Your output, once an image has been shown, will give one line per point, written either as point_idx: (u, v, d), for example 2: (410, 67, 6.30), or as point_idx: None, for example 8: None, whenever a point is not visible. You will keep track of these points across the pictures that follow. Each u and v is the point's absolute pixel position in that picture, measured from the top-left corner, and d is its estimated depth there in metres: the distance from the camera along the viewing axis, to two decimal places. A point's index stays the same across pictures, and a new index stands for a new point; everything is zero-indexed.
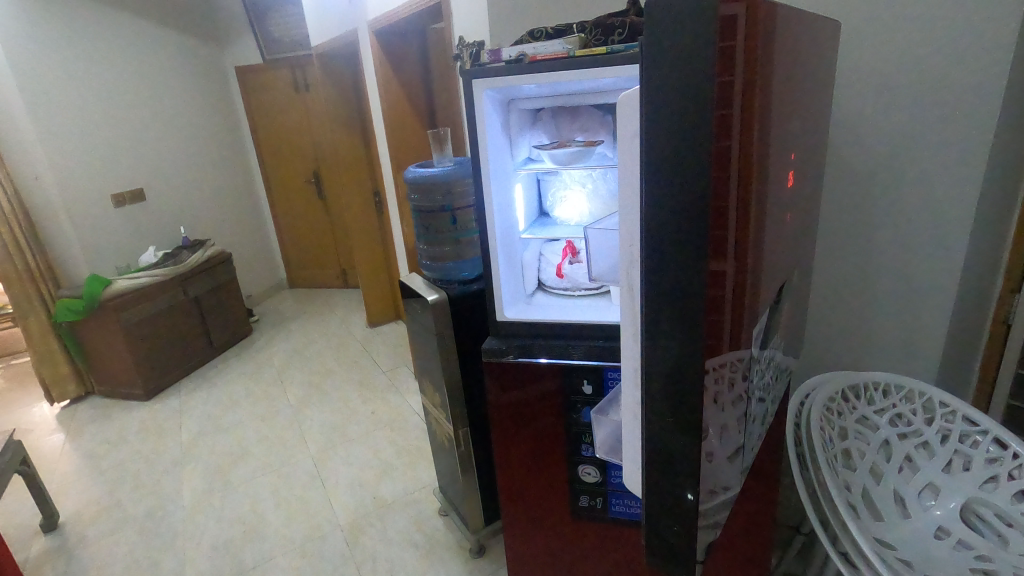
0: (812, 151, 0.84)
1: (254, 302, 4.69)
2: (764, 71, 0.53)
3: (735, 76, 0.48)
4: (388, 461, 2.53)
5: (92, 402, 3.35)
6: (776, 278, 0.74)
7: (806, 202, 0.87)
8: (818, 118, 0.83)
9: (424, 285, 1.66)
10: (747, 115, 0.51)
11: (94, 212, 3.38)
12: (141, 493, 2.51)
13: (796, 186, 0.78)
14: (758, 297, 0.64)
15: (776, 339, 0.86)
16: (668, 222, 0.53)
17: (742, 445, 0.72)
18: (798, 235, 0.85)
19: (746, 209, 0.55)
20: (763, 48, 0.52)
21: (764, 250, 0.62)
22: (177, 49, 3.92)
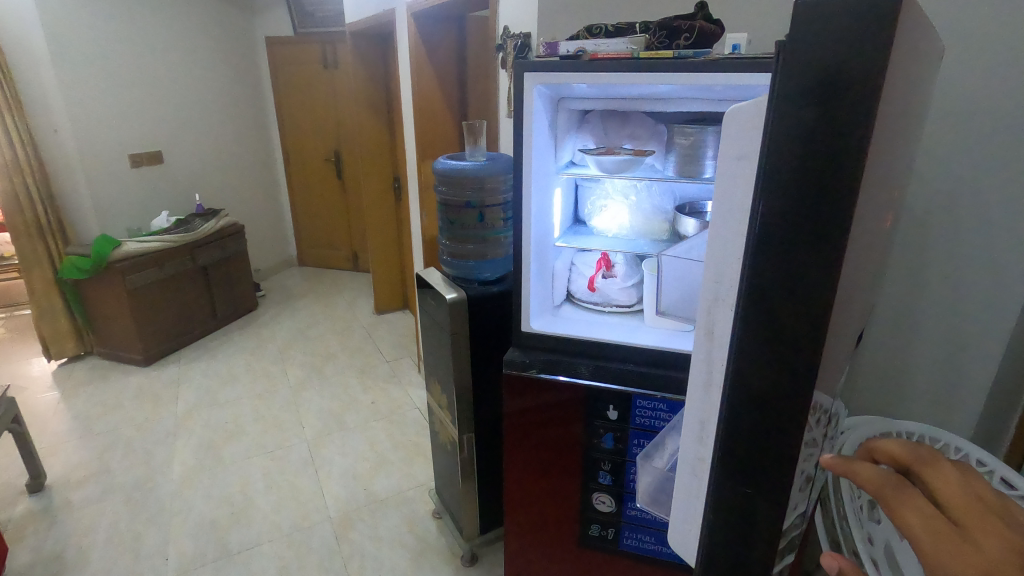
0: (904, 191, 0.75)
1: (262, 277, 4.64)
2: (899, 107, 0.51)
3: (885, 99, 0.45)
4: (384, 455, 2.47)
5: (91, 362, 3.31)
6: (855, 329, 0.66)
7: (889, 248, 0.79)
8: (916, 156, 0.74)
9: (443, 283, 1.59)
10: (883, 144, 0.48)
11: (110, 171, 3.32)
12: (132, 461, 2.46)
13: (887, 231, 0.69)
14: (849, 337, 0.63)
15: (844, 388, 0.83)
16: (781, 251, 0.50)
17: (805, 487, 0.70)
18: (877, 282, 0.77)
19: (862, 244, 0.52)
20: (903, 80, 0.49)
21: (863, 289, 0.60)
22: (208, 13, 3.86)
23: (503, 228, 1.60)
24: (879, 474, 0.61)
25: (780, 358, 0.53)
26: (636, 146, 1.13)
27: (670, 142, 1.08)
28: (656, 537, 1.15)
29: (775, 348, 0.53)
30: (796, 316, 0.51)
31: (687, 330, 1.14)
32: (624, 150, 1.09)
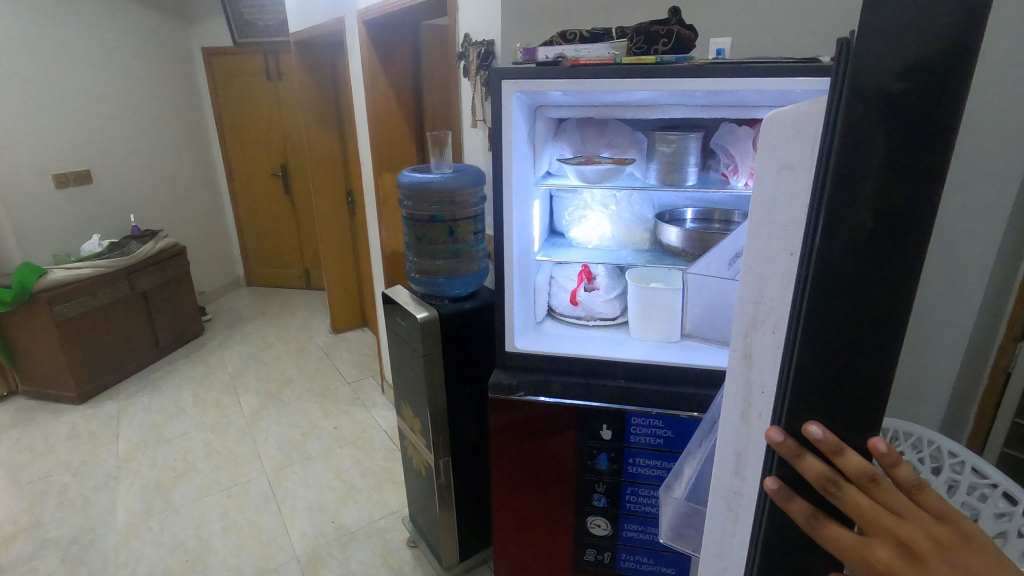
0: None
1: (206, 300, 4.38)
2: None
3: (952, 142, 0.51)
4: (351, 483, 2.34)
5: (15, 403, 3.01)
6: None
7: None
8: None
9: (411, 301, 1.52)
10: None
11: (31, 193, 3.04)
12: (67, 511, 2.23)
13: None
14: None
15: None
16: (847, 277, 0.57)
17: None
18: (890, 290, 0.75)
19: None
20: None
21: None
22: (136, 22, 3.61)
23: (473, 241, 1.55)
24: (816, 475, 0.61)
25: (837, 365, 0.60)
26: (615, 155, 1.09)
27: (651, 151, 1.05)
28: (654, 557, 1.14)
29: (837, 356, 0.59)
30: (858, 325, 0.58)
31: (674, 341, 1.13)
32: (605, 159, 1.05)
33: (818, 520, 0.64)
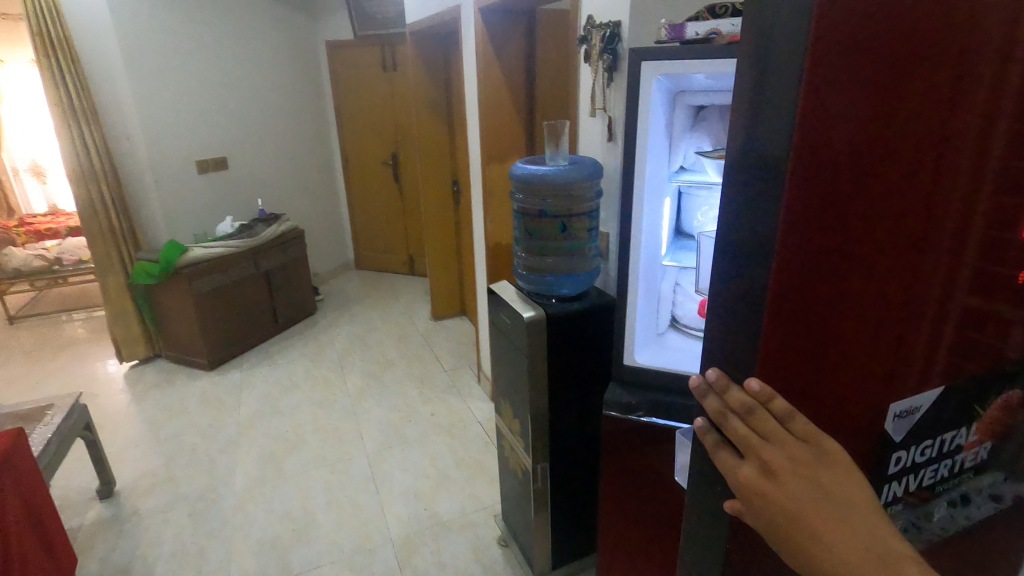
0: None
1: (320, 280, 4.67)
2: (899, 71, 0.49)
3: (832, 69, 0.47)
4: (445, 472, 2.36)
5: (158, 365, 3.38)
6: (861, 314, 0.57)
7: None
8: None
9: (516, 298, 1.46)
10: (849, 112, 0.48)
11: (179, 178, 3.36)
12: (195, 469, 2.45)
13: (990, 225, 0.59)
14: (892, 322, 0.59)
15: (994, 413, 0.73)
16: (745, 216, 0.53)
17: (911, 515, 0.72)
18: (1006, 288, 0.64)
19: (840, 211, 0.52)
20: (889, 42, 0.47)
21: (899, 269, 0.56)
22: (271, 18, 3.87)
23: (586, 238, 1.44)
24: (709, 409, 0.58)
25: (742, 314, 0.55)
26: None
27: None
28: None
29: (737, 299, 0.56)
30: (757, 268, 0.53)
31: None
32: None
33: (716, 450, 0.59)
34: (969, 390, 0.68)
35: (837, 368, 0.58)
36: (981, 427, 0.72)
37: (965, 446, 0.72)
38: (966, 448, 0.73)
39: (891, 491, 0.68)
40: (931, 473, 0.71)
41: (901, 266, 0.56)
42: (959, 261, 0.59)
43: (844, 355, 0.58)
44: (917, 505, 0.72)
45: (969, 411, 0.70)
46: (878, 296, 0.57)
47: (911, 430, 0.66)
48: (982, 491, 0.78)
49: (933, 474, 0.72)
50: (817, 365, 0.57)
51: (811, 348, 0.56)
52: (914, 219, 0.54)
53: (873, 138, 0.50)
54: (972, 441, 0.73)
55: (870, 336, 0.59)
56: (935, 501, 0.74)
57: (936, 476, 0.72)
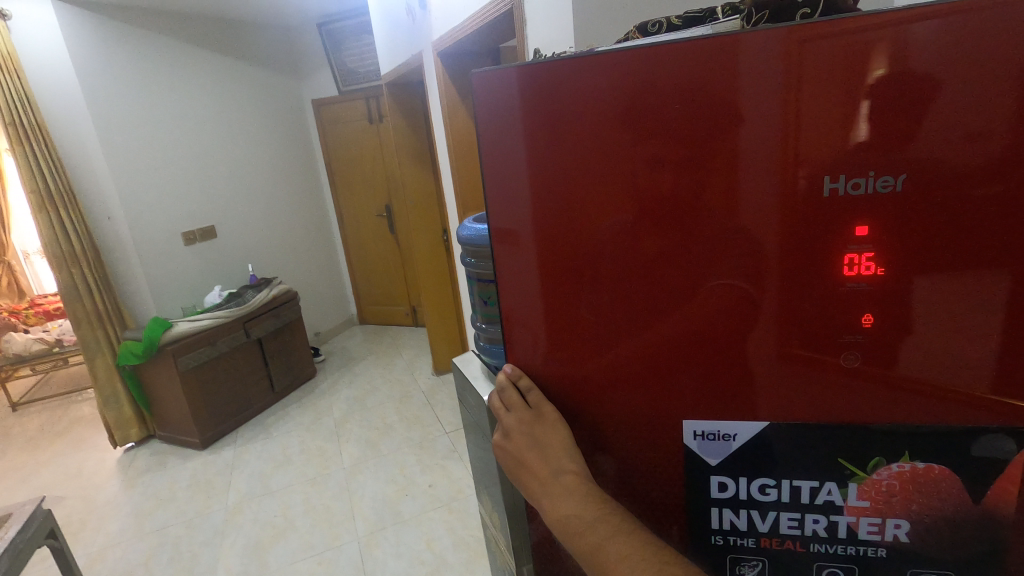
0: (877, 213, 0.48)
1: (322, 341, 4.52)
2: (555, 142, 0.54)
3: (496, 146, 0.56)
4: (442, 557, 2.12)
5: (151, 447, 3.24)
6: (590, 346, 0.61)
7: (872, 301, 0.51)
8: (895, 160, 0.46)
9: (483, 378, 1.22)
10: (516, 176, 0.56)
11: (165, 252, 3.29)
12: (176, 568, 2.25)
13: (742, 279, 0.54)
14: (633, 360, 0.60)
15: (904, 485, 0.56)
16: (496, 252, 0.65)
17: (755, 554, 0.64)
18: (816, 346, 0.54)
19: (535, 253, 0.59)
20: (537, 122, 0.54)
21: (615, 310, 0.58)
22: (253, 84, 3.88)
23: None
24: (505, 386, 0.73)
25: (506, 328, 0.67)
26: None
27: None
28: None
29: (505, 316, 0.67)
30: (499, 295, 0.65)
31: None
32: None
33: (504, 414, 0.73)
34: (818, 438, 0.57)
35: (588, 393, 0.63)
36: (868, 493, 0.57)
37: (848, 512, 0.59)
38: (851, 513, 0.58)
39: (725, 519, 0.64)
40: (794, 523, 0.61)
41: (637, 321, 0.58)
42: (720, 318, 0.55)
43: (596, 386, 0.62)
44: (783, 556, 0.63)
45: (832, 467, 0.57)
46: (680, 345, 0.57)
47: (731, 457, 0.61)
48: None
49: (801, 529, 0.61)
50: (562, 388, 0.65)
51: (552, 370, 0.64)
52: (616, 277, 0.57)
53: (631, 200, 0.53)
54: (861, 508, 0.58)
55: (619, 370, 0.61)
56: (816, 564, 0.62)
57: (807, 533, 0.61)
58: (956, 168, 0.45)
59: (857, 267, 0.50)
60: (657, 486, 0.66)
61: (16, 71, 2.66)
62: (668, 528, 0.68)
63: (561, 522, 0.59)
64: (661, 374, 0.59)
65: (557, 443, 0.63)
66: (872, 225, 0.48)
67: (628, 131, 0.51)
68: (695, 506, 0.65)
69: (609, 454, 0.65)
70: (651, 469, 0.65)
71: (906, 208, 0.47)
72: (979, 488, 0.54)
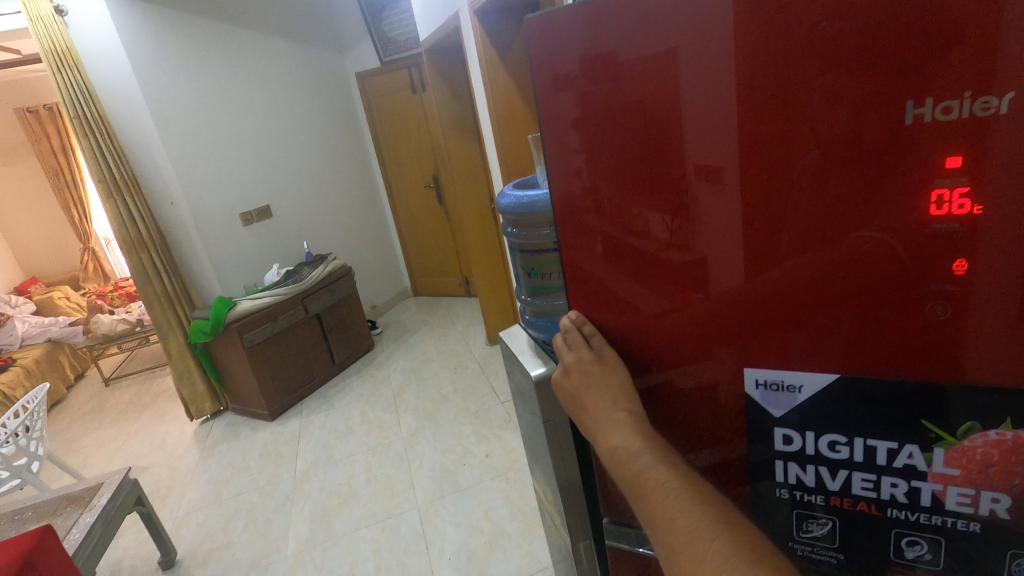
0: (971, 138, 0.38)
1: (378, 313, 4.62)
2: (609, 84, 0.50)
3: (560, 95, 0.54)
4: (500, 527, 2.13)
5: (226, 419, 3.43)
6: (652, 297, 0.58)
7: (963, 244, 0.41)
8: (993, 76, 0.36)
9: (528, 350, 1.14)
10: (579, 123, 0.54)
11: (225, 233, 3.40)
12: (252, 534, 2.38)
13: (815, 222, 0.46)
14: (700, 314, 0.56)
15: (1004, 456, 0.43)
16: None
17: (827, 514, 0.54)
18: (902, 303, 0.45)
19: (601, 202, 0.57)
20: (593, 64, 0.50)
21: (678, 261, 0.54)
22: (297, 61, 3.88)
23: None
24: None
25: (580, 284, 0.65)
26: None
27: None
28: None
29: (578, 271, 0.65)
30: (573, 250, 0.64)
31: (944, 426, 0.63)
32: None
33: None
34: (896, 392, 0.47)
35: (660, 348, 0.60)
36: (958, 460, 0.45)
37: (933, 479, 0.47)
38: (936, 481, 0.47)
39: (791, 474, 0.55)
40: (869, 485, 0.50)
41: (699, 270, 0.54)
42: (790, 268, 0.49)
43: (674, 343, 0.59)
44: (855, 520, 0.52)
45: (909, 425, 0.47)
46: (773, 298, 0.51)
47: (799, 411, 0.53)
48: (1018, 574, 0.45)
49: (876, 493, 0.50)
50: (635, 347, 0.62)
51: (620, 320, 0.62)
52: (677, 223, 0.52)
53: (813, 128, 0.43)
54: (949, 476, 0.46)
55: (685, 325, 0.57)
56: (893, 532, 0.50)
57: (883, 498, 0.50)
58: None
59: (945, 205, 0.41)
60: (723, 446, 0.60)
61: (76, 65, 2.79)
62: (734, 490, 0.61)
63: (610, 451, 0.56)
64: (788, 336, 0.51)
65: (615, 385, 0.60)
66: (968, 155, 0.38)
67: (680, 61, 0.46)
68: (758, 457, 0.57)
69: (669, 405, 0.62)
70: (718, 432, 0.60)
71: (1014, 136, 0.37)
72: None
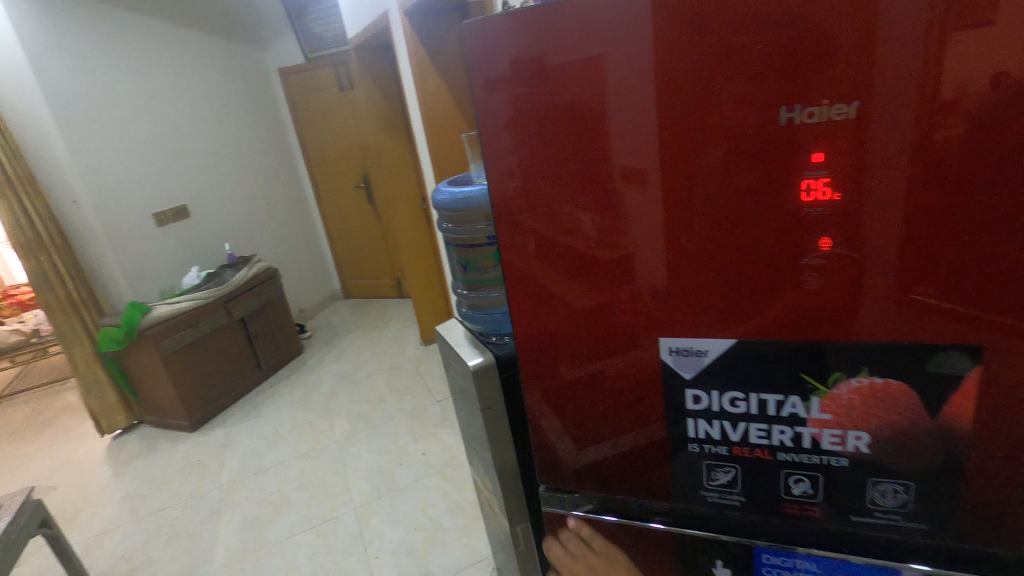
0: (829, 137, 0.47)
1: (307, 316, 4.49)
2: (541, 87, 0.56)
3: (495, 94, 0.58)
4: (438, 522, 2.15)
5: (141, 432, 3.22)
6: (580, 280, 0.63)
7: (828, 226, 0.50)
8: (844, 86, 0.45)
9: (465, 342, 1.19)
10: (511, 118, 0.59)
11: (138, 234, 3.20)
12: (176, 548, 2.27)
13: (714, 208, 0.53)
14: (619, 294, 0.62)
15: (863, 398, 0.53)
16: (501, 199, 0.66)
17: (730, 462, 0.62)
18: (782, 277, 0.53)
19: (533, 194, 0.61)
20: (528, 68, 0.56)
21: (601, 247, 0.60)
22: (214, 54, 3.71)
23: None
24: None
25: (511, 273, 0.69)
26: None
27: None
28: None
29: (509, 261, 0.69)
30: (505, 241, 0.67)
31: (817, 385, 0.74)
32: None
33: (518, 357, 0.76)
34: (784, 349, 0.55)
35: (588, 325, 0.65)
36: (829, 405, 0.55)
37: (811, 424, 0.56)
38: (813, 425, 0.56)
39: (700, 430, 0.62)
40: (762, 433, 0.59)
41: (617, 255, 0.60)
42: (695, 250, 0.56)
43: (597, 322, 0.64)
44: (753, 466, 0.60)
45: (792, 378, 0.56)
46: (683, 277, 0.57)
47: (706, 373, 0.60)
48: (875, 499, 0.56)
49: (769, 439, 0.59)
50: (564, 326, 0.67)
51: (550, 302, 0.67)
52: (598, 212, 0.58)
53: (707, 127, 0.51)
54: (823, 420, 0.56)
55: (608, 305, 0.63)
56: (782, 472, 0.59)
57: (774, 444, 0.59)
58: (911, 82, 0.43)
59: (813, 193, 0.49)
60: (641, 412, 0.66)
61: None
62: (650, 453, 0.67)
63: None
64: (695, 312, 0.58)
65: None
66: (829, 151, 0.47)
67: (602, 66, 0.52)
68: (672, 418, 0.64)
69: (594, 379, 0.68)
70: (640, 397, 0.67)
71: (861, 135, 0.46)
72: (932, 402, 0.51)
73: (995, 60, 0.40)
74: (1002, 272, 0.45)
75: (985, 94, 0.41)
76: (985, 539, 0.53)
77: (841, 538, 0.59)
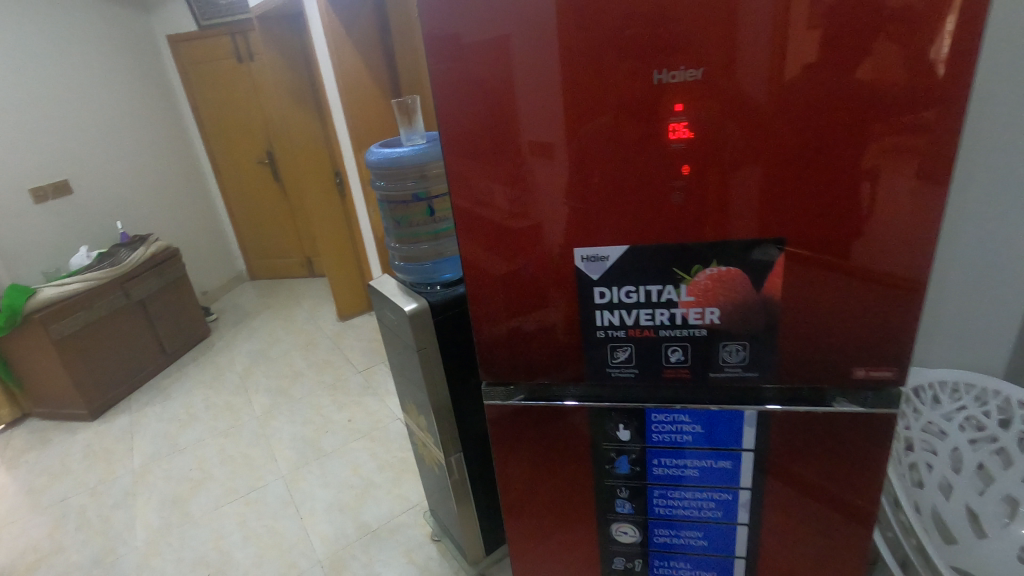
0: (685, 91, 0.66)
1: (211, 299, 4.31)
2: (476, 52, 0.70)
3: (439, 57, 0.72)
4: (369, 479, 2.26)
5: (28, 426, 2.97)
6: (511, 209, 0.78)
7: (688, 156, 0.69)
8: (694, 53, 0.64)
9: (398, 291, 1.33)
10: (452, 78, 0.72)
11: (13, 211, 2.93)
12: (89, 532, 2.19)
13: (610, 146, 0.70)
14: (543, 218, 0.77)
15: (715, 282, 0.75)
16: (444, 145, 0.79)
17: (627, 342, 0.81)
18: (660, 197, 0.72)
19: (470, 141, 0.75)
20: (466, 36, 0.69)
21: (527, 180, 0.75)
22: (93, 16, 3.41)
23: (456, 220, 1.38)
24: None
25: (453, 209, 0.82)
26: None
27: None
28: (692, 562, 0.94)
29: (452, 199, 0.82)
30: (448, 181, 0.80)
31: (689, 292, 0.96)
32: None
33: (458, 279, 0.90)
34: (661, 251, 0.75)
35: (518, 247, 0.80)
36: (693, 289, 0.76)
37: (681, 305, 0.77)
38: (683, 306, 0.77)
39: (605, 319, 0.81)
40: (649, 316, 0.79)
41: (539, 188, 0.75)
42: (600, 180, 0.73)
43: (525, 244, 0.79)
44: (643, 343, 0.81)
45: (668, 272, 0.76)
46: (589, 202, 0.74)
47: (608, 273, 0.78)
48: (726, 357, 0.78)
49: (654, 320, 0.79)
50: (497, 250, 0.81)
51: (486, 232, 0.81)
52: (523, 153, 0.74)
53: (602, 84, 0.68)
54: (689, 301, 0.77)
55: (533, 230, 0.78)
56: (662, 344, 0.80)
57: (657, 323, 0.79)
58: (736, 51, 0.63)
59: (676, 132, 0.68)
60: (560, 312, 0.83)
61: None
62: (567, 345, 0.85)
63: None
64: (600, 229, 0.76)
65: None
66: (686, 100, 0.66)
67: (523, 36, 0.67)
68: (584, 313, 0.82)
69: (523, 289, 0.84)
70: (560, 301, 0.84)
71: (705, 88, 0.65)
72: (758, 281, 0.73)
73: (780, 37, 0.61)
74: (798, 182, 0.67)
75: (780, 59, 0.62)
76: (793, 377, 0.78)
77: (703, 391, 0.82)
